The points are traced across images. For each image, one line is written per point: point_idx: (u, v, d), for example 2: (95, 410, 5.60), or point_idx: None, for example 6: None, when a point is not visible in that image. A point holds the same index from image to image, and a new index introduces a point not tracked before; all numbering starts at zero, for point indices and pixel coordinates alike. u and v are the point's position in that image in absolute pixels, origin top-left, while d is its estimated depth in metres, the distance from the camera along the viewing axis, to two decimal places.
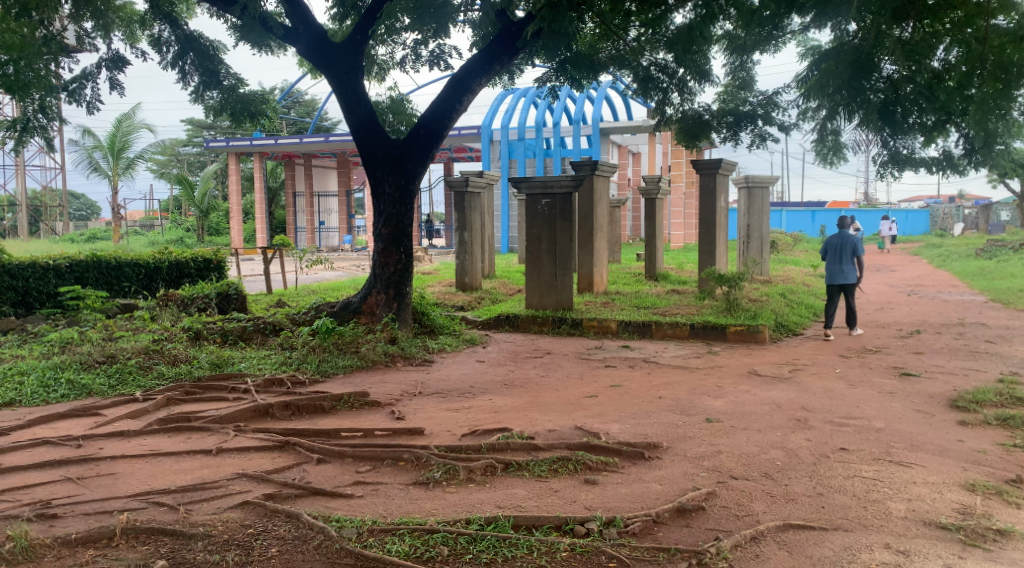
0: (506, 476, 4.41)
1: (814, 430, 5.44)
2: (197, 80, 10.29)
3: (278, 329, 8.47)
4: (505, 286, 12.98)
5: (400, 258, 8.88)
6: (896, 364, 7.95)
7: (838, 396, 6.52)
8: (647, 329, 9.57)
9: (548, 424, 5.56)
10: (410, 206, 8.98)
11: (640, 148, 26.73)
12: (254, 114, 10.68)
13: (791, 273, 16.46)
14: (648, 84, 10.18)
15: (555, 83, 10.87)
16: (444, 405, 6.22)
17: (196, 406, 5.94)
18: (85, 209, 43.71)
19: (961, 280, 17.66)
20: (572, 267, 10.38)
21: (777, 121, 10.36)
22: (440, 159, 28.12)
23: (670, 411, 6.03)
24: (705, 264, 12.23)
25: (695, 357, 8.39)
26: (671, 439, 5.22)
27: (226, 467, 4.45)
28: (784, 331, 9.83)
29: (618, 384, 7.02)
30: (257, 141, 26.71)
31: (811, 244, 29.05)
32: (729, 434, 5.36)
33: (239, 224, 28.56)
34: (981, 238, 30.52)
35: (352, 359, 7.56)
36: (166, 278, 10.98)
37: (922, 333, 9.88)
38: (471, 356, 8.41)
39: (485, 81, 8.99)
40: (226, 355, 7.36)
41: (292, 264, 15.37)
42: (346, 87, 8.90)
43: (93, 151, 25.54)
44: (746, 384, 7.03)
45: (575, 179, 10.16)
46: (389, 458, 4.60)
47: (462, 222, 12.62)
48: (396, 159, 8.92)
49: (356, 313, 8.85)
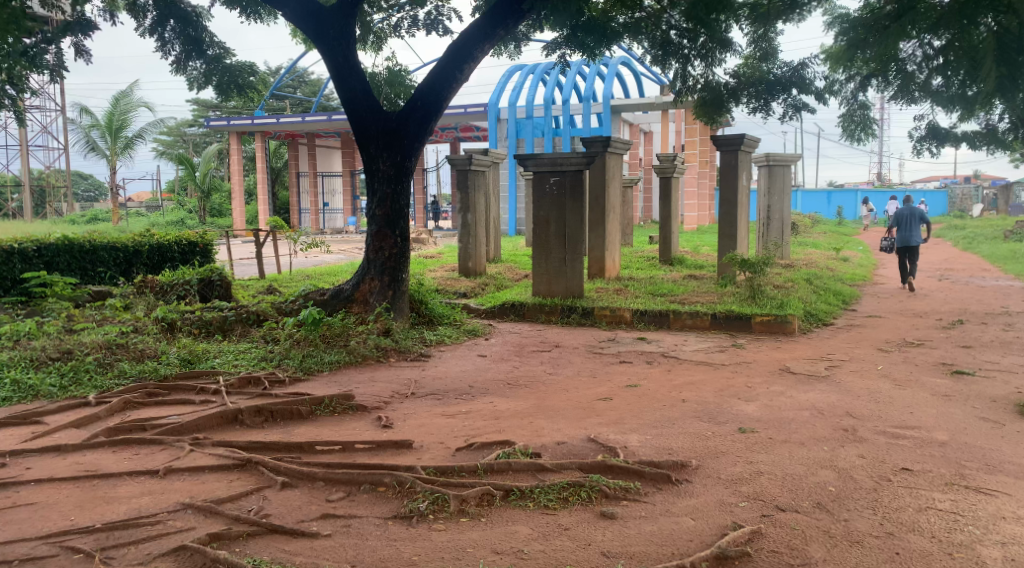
0: (505, 508, 3.67)
1: (867, 444, 4.69)
2: (179, 49, 9.50)
3: (262, 319, 7.74)
4: (511, 271, 12.23)
5: (395, 242, 8.08)
6: (944, 359, 7.16)
7: (886, 399, 5.75)
8: (664, 319, 8.80)
9: (558, 435, 4.82)
10: (406, 185, 8.16)
11: (651, 127, 25.83)
12: (241, 86, 9.94)
13: (813, 257, 15.63)
14: (665, 51, 9.40)
15: (563, 54, 10.01)
16: (438, 410, 5.49)
17: (156, 411, 5.22)
18: (94, 190, 43.06)
19: (990, 264, 16.81)
20: (583, 251, 9.60)
21: (816, 91, 9.53)
22: (447, 137, 27.32)
23: (697, 419, 5.27)
24: (726, 247, 11.39)
25: (719, 351, 7.61)
26: (702, 456, 4.48)
27: (171, 493, 3.73)
28: (814, 321, 9.03)
29: (635, 384, 6.27)
30: (259, 120, 25.85)
31: (830, 226, 28.09)
32: (769, 449, 4.62)
33: (241, 206, 27.79)
34: (1005, 220, 29.56)
35: (340, 354, 6.83)
36: (147, 262, 10.28)
37: (966, 323, 9.05)
38: (471, 349, 7.65)
39: (488, 48, 8.19)
40: (200, 350, 6.64)
41: (287, 245, 14.63)
42: (337, 57, 8.07)
43: (90, 130, 24.79)
44: (779, 385, 6.25)
45: (586, 156, 9.36)
46: (368, 483, 3.85)
47: (464, 203, 11.80)
48: (391, 133, 8.07)
49: (348, 301, 8.11)
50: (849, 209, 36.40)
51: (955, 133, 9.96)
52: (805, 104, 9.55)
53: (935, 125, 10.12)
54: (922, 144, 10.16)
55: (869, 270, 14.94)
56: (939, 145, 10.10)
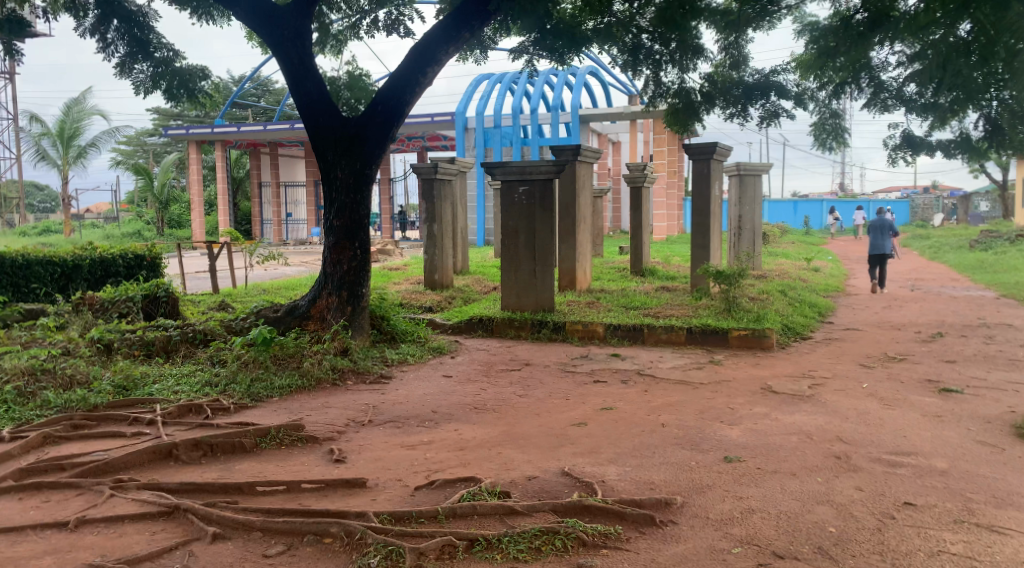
0: (469, 562, 3.27)
1: (863, 474, 4.32)
2: (124, 51, 8.92)
3: (210, 339, 7.24)
4: (479, 283, 11.80)
5: (355, 255, 7.57)
6: (930, 376, 6.85)
7: (876, 421, 5.39)
8: (638, 334, 8.41)
9: (528, 468, 4.40)
10: (366, 194, 7.67)
11: (619, 136, 25.58)
12: (192, 91, 9.36)
13: (784, 267, 15.43)
14: (635, 57, 8.99)
15: (530, 59, 9.63)
16: (397, 440, 5.03)
17: (79, 446, 4.72)
18: (50, 201, 41.81)
19: (959, 274, 16.71)
20: (553, 264, 9.19)
21: (792, 98, 9.23)
22: (412, 147, 26.85)
23: (678, 446, 4.87)
24: (699, 258, 11.05)
25: (697, 368, 7.23)
26: (686, 491, 4.07)
27: (81, 553, 3.26)
28: (792, 335, 8.70)
29: (611, 406, 5.86)
30: (218, 129, 25.12)
31: (798, 235, 28.08)
32: (758, 481, 4.22)
33: (200, 216, 26.98)
34: (966, 229, 29.78)
35: (292, 377, 6.34)
36: (88, 278, 9.73)
37: (946, 336, 8.79)
38: (436, 369, 7.19)
39: (452, 51, 7.77)
40: (136, 374, 6.12)
41: (244, 258, 14.04)
42: (292, 58, 7.56)
43: (41, 138, 23.90)
44: (763, 406, 5.87)
45: (556, 164, 8.98)
46: (312, 533, 3.40)
47: (430, 213, 11.33)
48: (349, 138, 7.58)
49: (304, 318, 7.60)
50: (814, 219, 36.57)
51: (930, 141, 9.74)
52: (781, 111, 9.27)
53: (910, 133, 9.91)
54: (897, 152, 9.94)
55: (841, 281, 14.74)
56: (913, 154, 9.88)
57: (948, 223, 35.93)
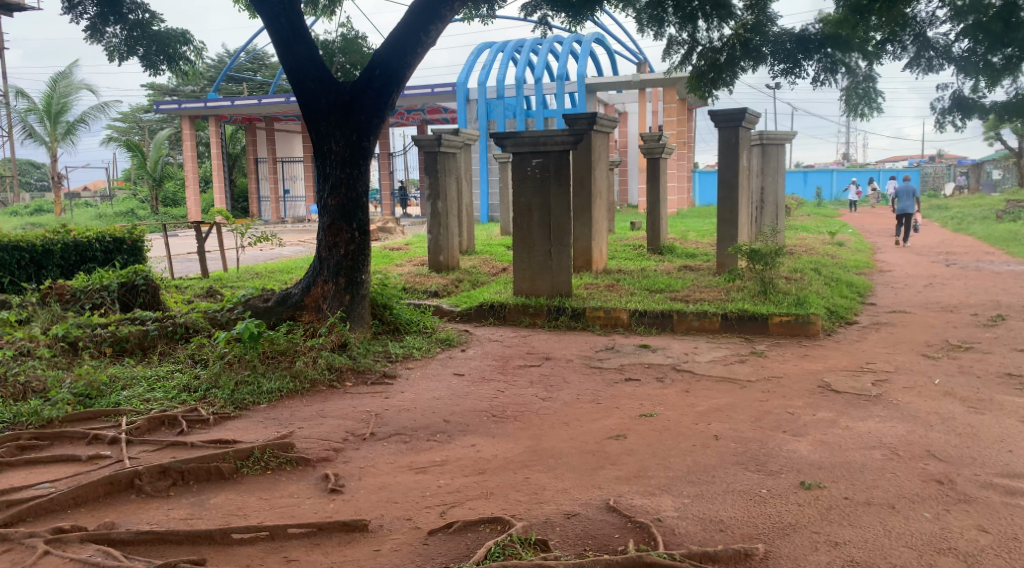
0: None
1: (979, 505, 3.51)
2: (93, 12, 7.89)
3: (191, 333, 6.44)
4: (488, 264, 10.95)
5: (352, 237, 6.72)
6: (1008, 369, 6.01)
7: (970, 429, 4.56)
8: (667, 321, 7.60)
9: (565, 502, 3.61)
10: (365, 168, 6.78)
11: (627, 106, 24.56)
12: (172, 57, 8.43)
13: (808, 242, 14.59)
14: (659, 10, 8.01)
15: (542, 17, 8.63)
16: (405, 462, 4.22)
17: (23, 476, 3.94)
18: (46, 181, 41.02)
19: (991, 247, 15.83)
20: (570, 243, 8.33)
21: (858, 51, 7.96)
22: (414, 120, 25.88)
23: (740, 467, 4.05)
24: (726, 235, 10.18)
25: (739, 362, 6.40)
26: (765, 533, 3.29)
27: None
28: (836, 320, 7.86)
29: (651, 413, 5.03)
30: (211, 102, 24.10)
31: (811, 207, 27.14)
32: (851, 518, 3.41)
33: (195, 192, 26.09)
34: (983, 198, 28.79)
35: (282, 380, 5.52)
36: (61, 263, 8.98)
37: (1008, 319, 7.93)
38: (445, 365, 6.37)
39: (459, 5, 6.84)
40: (103, 376, 5.34)
41: (235, 238, 13.16)
42: (278, 16, 6.58)
43: (28, 114, 22.91)
44: (828, 410, 5.04)
45: (574, 134, 8.09)
46: None
47: (433, 189, 10.40)
48: (344, 106, 6.67)
49: (297, 308, 6.78)
50: (825, 189, 35.55)
51: (982, 104, 8.85)
52: (843, 63, 8.08)
53: (960, 95, 9.01)
54: (945, 116, 9.04)
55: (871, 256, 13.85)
56: (964, 117, 8.97)
57: (960, 191, 34.87)
